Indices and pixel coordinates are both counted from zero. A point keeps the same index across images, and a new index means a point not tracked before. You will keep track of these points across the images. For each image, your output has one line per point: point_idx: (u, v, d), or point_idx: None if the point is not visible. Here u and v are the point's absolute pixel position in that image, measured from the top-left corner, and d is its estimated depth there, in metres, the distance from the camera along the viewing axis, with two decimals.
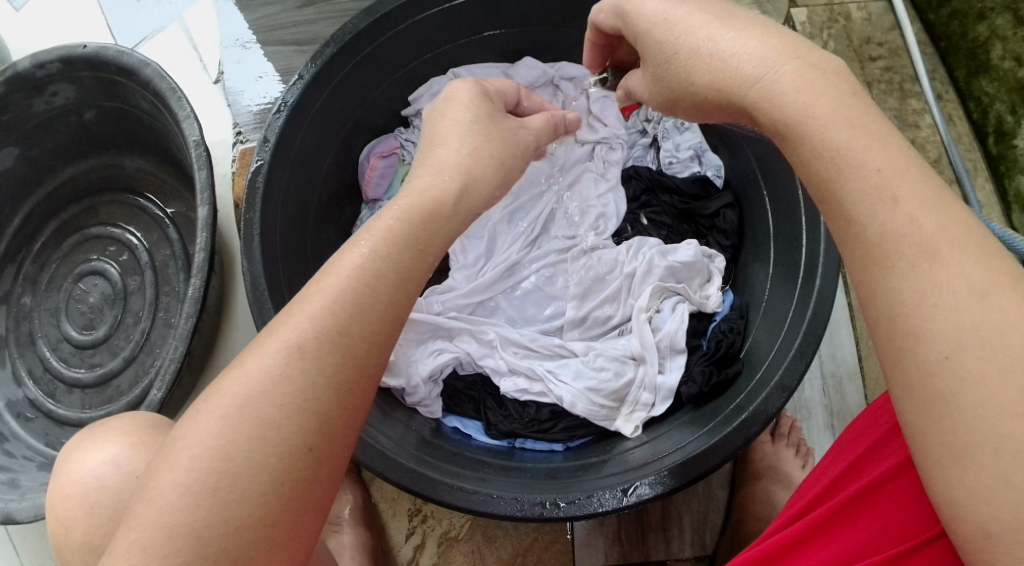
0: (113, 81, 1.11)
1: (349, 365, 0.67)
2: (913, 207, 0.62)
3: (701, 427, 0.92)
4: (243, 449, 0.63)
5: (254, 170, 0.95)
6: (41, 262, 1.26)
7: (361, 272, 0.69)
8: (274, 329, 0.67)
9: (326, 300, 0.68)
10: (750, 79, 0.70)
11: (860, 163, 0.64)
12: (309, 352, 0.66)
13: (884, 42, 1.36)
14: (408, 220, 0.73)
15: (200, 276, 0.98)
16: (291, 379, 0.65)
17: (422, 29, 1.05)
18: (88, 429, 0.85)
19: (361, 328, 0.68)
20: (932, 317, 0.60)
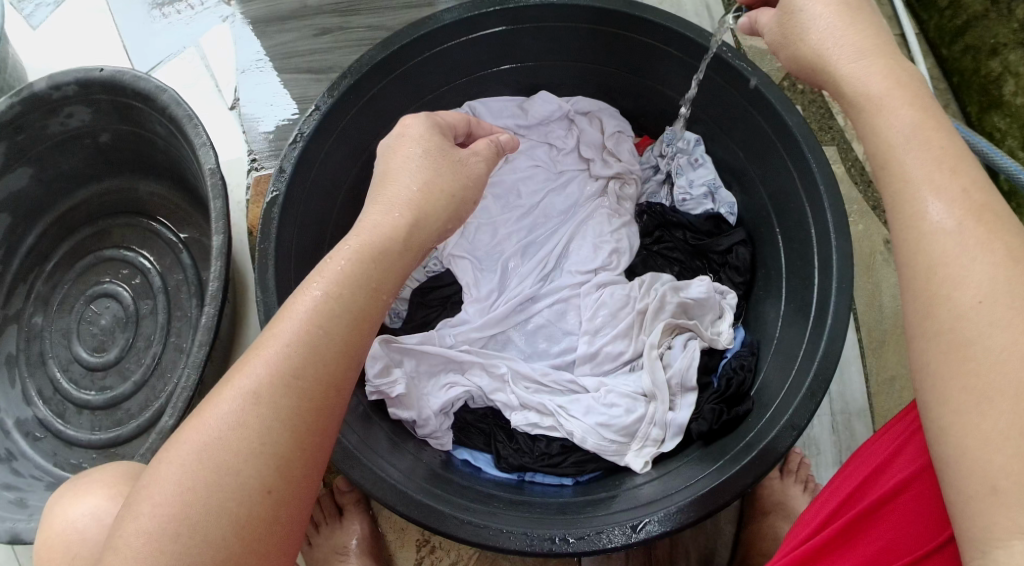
0: (128, 105, 1.11)
1: (305, 408, 0.68)
2: (964, 183, 0.65)
3: (711, 465, 0.92)
4: (203, 496, 0.65)
5: (270, 200, 0.96)
6: (54, 282, 1.26)
7: (315, 315, 0.71)
8: (230, 378, 0.69)
9: (283, 343, 0.69)
10: (846, 58, 0.73)
11: (924, 138, 0.68)
12: (265, 398, 0.67)
13: None
14: (360, 261, 0.74)
15: (214, 304, 0.98)
16: (249, 425, 0.66)
17: (439, 62, 1.06)
18: (73, 483, 0.87)
19: (316, 370, 0.69)
20: (965, 290, 0.62)
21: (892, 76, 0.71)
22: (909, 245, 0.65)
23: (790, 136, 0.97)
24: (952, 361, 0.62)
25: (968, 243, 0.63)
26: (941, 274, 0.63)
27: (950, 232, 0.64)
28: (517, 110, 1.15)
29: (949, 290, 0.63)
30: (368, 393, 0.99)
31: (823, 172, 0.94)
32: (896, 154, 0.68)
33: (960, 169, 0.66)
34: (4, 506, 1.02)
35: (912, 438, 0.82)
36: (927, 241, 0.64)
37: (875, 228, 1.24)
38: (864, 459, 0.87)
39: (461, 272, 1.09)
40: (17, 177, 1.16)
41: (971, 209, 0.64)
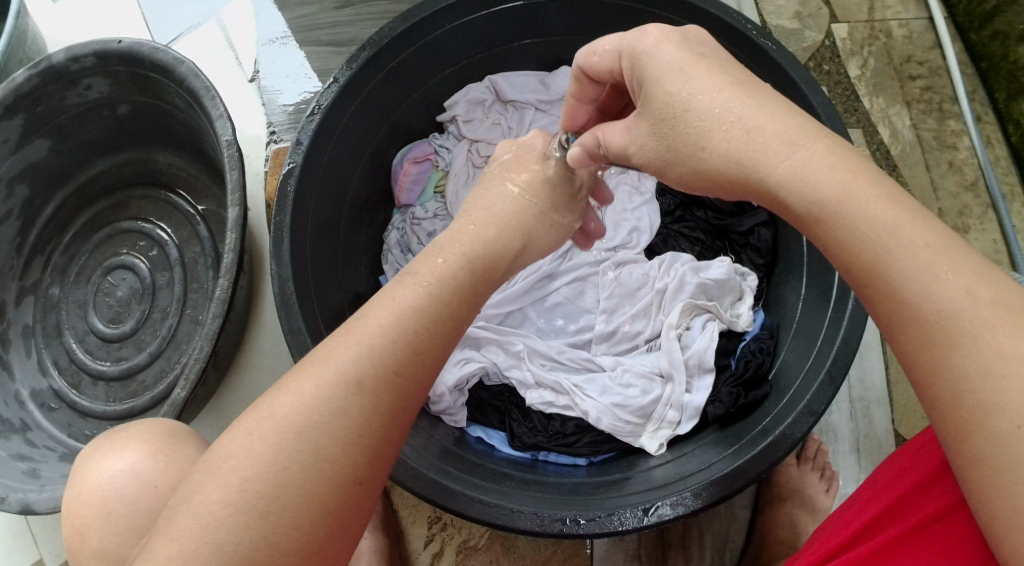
0: (147, 76, 1.11)
1: (401, 400, 0.68)
2: (958, 276, 0.62)
3: (727, 448, 0.92)
4: (278, 471, 0.63)
5: (286, 171, 0.95)
6: (71, 254, 1.27)
7: (419, 310, 0.70)
8: (325, 355, 0.67)
9: (370, 338, 0.68)
10: (781, 154, 0.68)
11: (907, 235, 0.63)
12: (368, 384, 0.66)
13: (925, 61, 1.32)
14: (462, 265, 0.75)
15: (228, 276, 0.97)
16: (348, 409, 0.65)
17: (459, 36, 1.04)
18: (110, 436, 0.84)
19: (418, 365, 0.69)
20: (1006, 385, 0.60)
21: (841, 162, 0.66)
22: (923, 359, 0.63)
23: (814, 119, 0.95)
24: (1003, 455, 0.60)
25: (979, 322, 0.61)
26: (970, 387, 0.61)
27: (972, 344, 0.61)
28: (540, 85, 1.12)
29: (973, 387, 0.61)
30: None
31: None
32: (882, 270, 0.64)
33: (952, 253, 0.63)
34: (17, 476, 1.03)
35: (939, 473, 0.79)
36: (945, 350, 0.62)
37: None
38: (904, 469, 0.83)
39: None
40: (35, 149, 1.16)
41: (970, 294, 0.62)
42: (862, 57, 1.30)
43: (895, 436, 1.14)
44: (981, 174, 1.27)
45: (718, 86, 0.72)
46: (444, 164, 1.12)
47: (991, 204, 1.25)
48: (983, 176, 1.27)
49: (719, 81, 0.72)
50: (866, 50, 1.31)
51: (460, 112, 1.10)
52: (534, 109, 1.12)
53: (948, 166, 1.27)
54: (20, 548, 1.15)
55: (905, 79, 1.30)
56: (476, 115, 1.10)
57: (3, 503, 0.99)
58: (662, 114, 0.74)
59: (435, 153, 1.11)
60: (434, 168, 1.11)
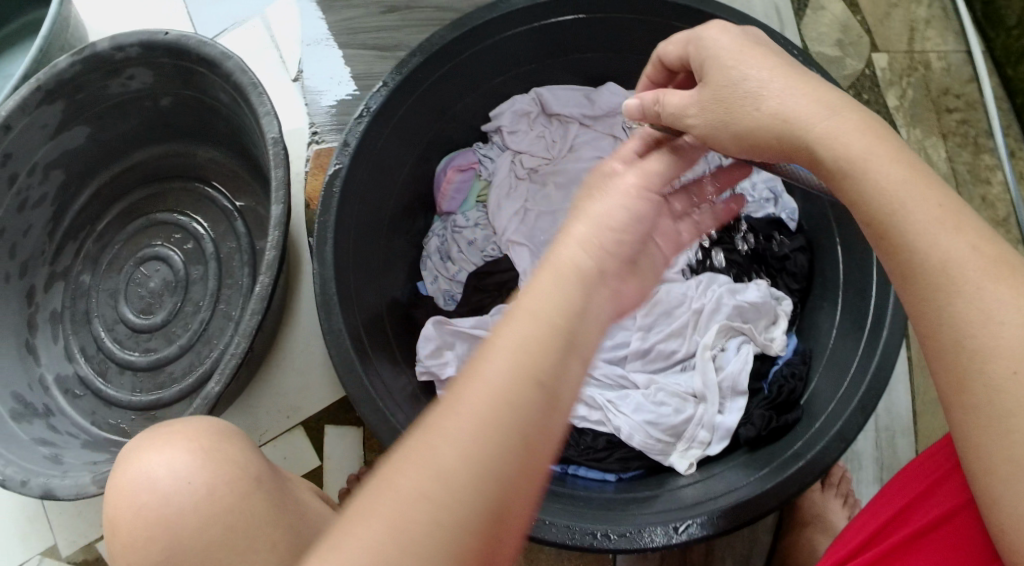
0: (192, 69, 1.11)
1: (515, 460, 0.56)
2: (963, 231, 0.64)
3: (756, 471, 0.92)
4: (396, 558, 0.53)
5: (332, 172, 0.95)
6: (103, 242, 1.27)
7: (524, 350, 0.58)
8: (429, 421, 0.58)
9: (484, 394, 0.57)
10: (817, 115, 0.69)
11: (916, 191, 0.65)
12: (472, 446, 0.55)
13: (961, 94, 1.33)
14: (566, 286, 0.61)
15: (269, 274, 0.96)
16: (451, 478, 0.55)
17: (508, 47, 1.04)
18: (151, 435, 0.73)
19: (525, 417, 0.57)
20: (1001, 330, 0.61)
21: (869, 127, 0.69)
22: (923, 303, 0.64)
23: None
24: (999, 400, 0.60)
25: (979, 269, 0.62)
26: (973, 329, 0.61)
27: (976, 292, 0.62)
28: (585, 100, 1.12)
29: (973, 334, 0.61)
30: (419, 372, 0.99)
31: None
32: (892, 218, 0.66)
33: (955, 214, 0.65)
34: (40, 461, 1.02)
35: (950, 475, 0.78)
36: (948, 297, 0.63)
37: None
38: (923, 469, 0.82)
39: (518, 259, 1.06)
40: (74, 135, 1.17)
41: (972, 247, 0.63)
42: (900, 88, 1.31)
43: None
44: (1013, 210, 1.28)
45: (767, 56, 0.74)
46: (487, 173, 1.11)
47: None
48: (1016, 211, 1.28)
49: (769, 56, 0.74)
50: (905, 81, 1.31)
51: (505, 123, 1.10)
52: (578, 124, 1.12)
53: (981, 200, 1.28)
54: (35, 535, 1.14)
55: (942, 112, 1.31)
56: (521, 126, 1.11)
57: (24, 486, 0.97)
58: (719, 86, 0.74)
59: (479, 162, 1.11)
60: (477, 178, 1.12)
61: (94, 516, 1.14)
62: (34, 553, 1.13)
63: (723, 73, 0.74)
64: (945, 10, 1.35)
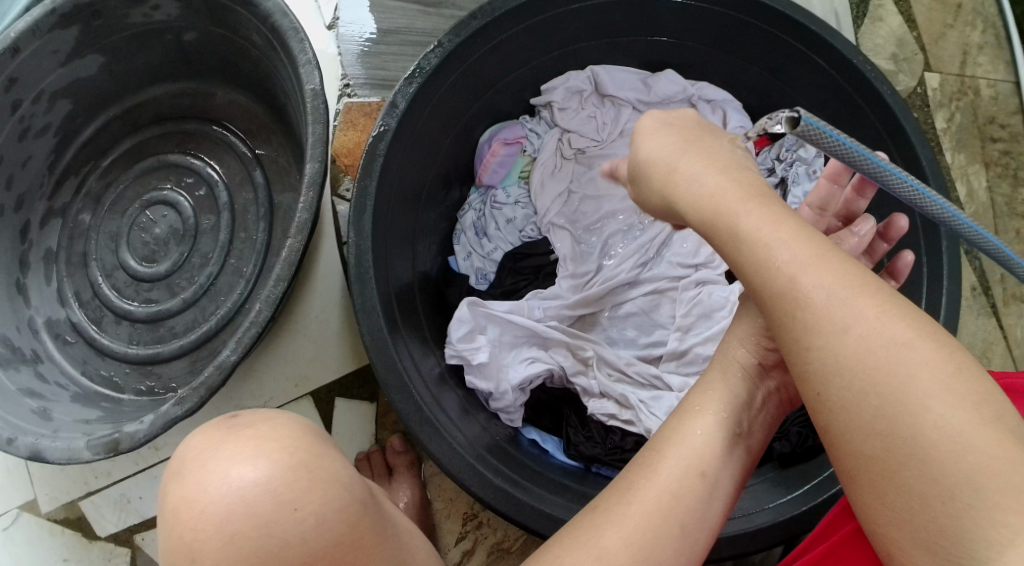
0: (225, 7, 1.03)
1: (693, 530, 0.63)
2: (825, 273, 0.56)
3: (791, 489, 0.89)
4: None
5: (377, 134, 0.88)
6: (108, 181, 1.19)
7: (713, 437, 0.66)
8: (615, 493, 0.64)
9: (659, 486, 0.63)
10: (699, 184, 0.64)
11: (784, 244, 0.58)
12: (662, 516, 0.62)
13: (1007, 125, 1.30)
14: (742, 381, 0.70)
15: (299, 236, 0.90)
16: (639, 545, 0.61)
17: (569, 20, 0.99)
18: (230, 429, 0.61)
19: (708, 496, 0.64)
20: (874, 385, 0.53)
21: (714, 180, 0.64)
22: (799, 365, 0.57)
23: (916, 168, 0.92)
24: (874, 448, 0.54)
25: (860, 307, 0.55)
26: (840, 384, 0.54)
27: (854, 350, 0.54)
28: (641, 85, 1.07)
29: (819, 390, 0.56)
30: (448, 355, 0.94)
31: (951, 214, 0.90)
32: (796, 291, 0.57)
33: (814, 250, 0.58)
34: (26, 415, 0.95)
35: None
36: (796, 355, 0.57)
37: (963, 274, 1.20)
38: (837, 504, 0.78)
39: (559, 243, 1.02)
40: (86, 65, 1.08)
41: (841, 293, 0.55)
42: (949, 111, 1.29)
43: None
44: None
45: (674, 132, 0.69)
46: (533, 149, 1.06)
47: None
48: None
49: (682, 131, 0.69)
50: (954, 104, 1.29)
51: (558, 98, 1.04)
52: (632, 109, 1.07)
53: (1017, 234, 1.26)
54: (12, 486, 1.06)
55: (986, 140, 1.29)
56: (572, 104, 1.05)
57: (10, 444, 0.90)
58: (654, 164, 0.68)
59: (525, 137, 1.07)
60: (522, 154, 1.06)
61: (77, 472, 1.07)
62: (11, 508, 1.06)
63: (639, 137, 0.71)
64: (997, 36, 1.32)
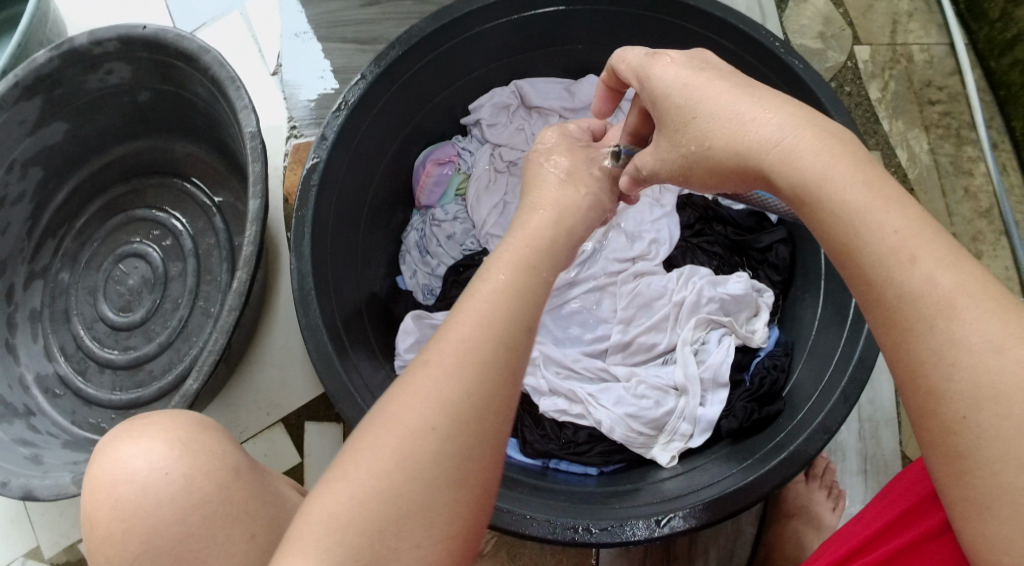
0: (171, 64, 1.09)
1: (501, 385, 0.64)
2: (936, 255, 0.60)
3: (739, 462, 0.91)
4: (406, 479, 0.60)
5: (310, 166, 0.93)
6: (83, 239, 1.26)
7: (510, 300, 0.67)
8: (424, 358, 0.65)
9: (465, 343, 0.64)
10: (775, 130, 0.68)
11: (884, 209, 0.62)
12: (465, 374, 0.63)
13: (944, 86, 1.32)
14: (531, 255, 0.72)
15: (246, 269, 0.95)
16: (449, 403, 0.62)
17: (489, 38, 1.04)
18: (125, 423, 0.74)
19: (515, 351, 0.66)
20: (994, 380, 0.57)
21: (808, 121, 0.68)
22: (896, 348, 0.60)
23: None
24: (1000, 417, 0.57)
25: (959, 287, 0.59)
26: (948, 366, 0.58)
27: (969, 344, 0.58)
28: (565, 93, 1.12)
29: (953, 360, 0.58)
30: (397, 365, 1.00)
31: None
32: (891, 261, 0.61)
33: (918, 217, 0.62)
34: (19, 461, 1.01)
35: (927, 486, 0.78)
36: (916, 327, 0.59)
37: None
38: (890, 502, 0.82)
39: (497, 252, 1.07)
40: (52, 132, 1.15)
41: (949, 264, 0.59)
42: (882, 80, 1.31)
43: (903, 458, 1.13)
44: (996, 201, 1.27)
45: (718, 78, 0.74)
46: (466, 166, 1.13)
47: (1005, 232, 1.25)
48: (999, 203, 1.27)
49: (720, 76, 0.74)
50: (887, 73, 1.32)
51: (485, 115, 1.11)
52: (558, 117, 1.12)
53: (964, 191, 1.28)
54: (17, 535, 1.13)
55: (924, 104, 1.31)
56: (500, 119, 1.12)
57: (4, 488, 0.96)
58: (675, 117, 0.75)
59: (457, 156, 1.13)
60: (456, 171, 1.12)
61: (74, 516, 1.13)
62: (17, 556, 1.12)
63: (649, 77, 0.78)
64: (926, 3, 1.35)
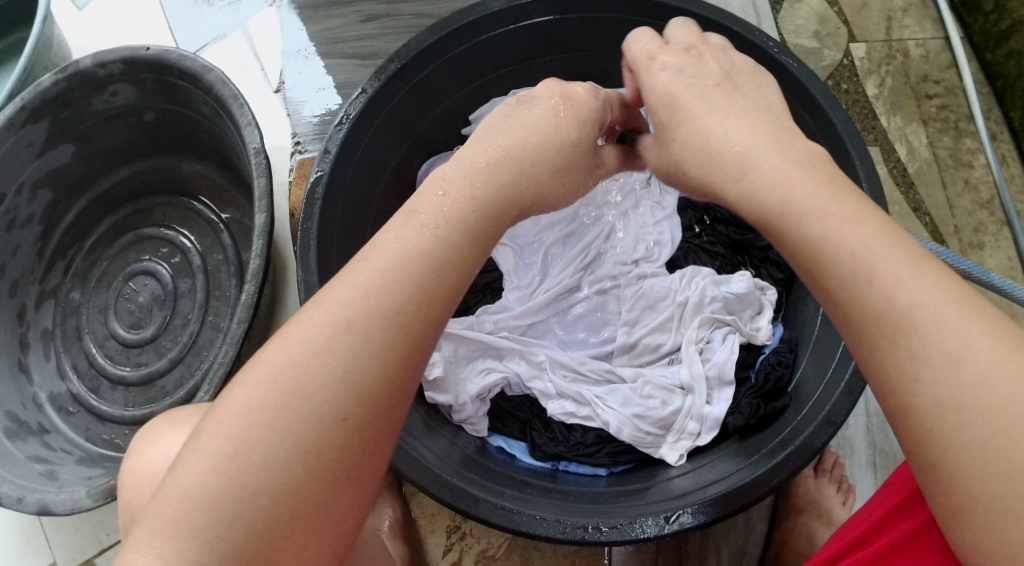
0: (174, 84, 1.11)
1: (394, 342, 0.63)
2: (897, 272, 0.60)
3: (746, 458, 0.91)
4: (274, 428, 0.60)
5: (314, 180, 0.95)
6: (92, 259, 1.28)
7: (424, 250, 0.66)
8: (319, 300, 0.64)
9: (363, 293, 0.64)
10: (742, 154, 0.69)
11: (849, 226, 0.62)
12: (355, 326, 0.63)
13: (941, 80, 1.33)
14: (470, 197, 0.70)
15: (254, 282, 0.96)
16: (331, 351, 0.62)
17: (486, 49, 1.05)
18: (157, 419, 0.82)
19: (417, 304, 0.64)
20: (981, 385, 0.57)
21: (772, 142, 0.69)
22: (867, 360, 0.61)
23: (836, 141, 0.96)
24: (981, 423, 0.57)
25: (920, 304, 0.59)
26: (915, 369, 0.59)
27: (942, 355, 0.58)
28: None
29: (916, 370, 0.59)
30: None
31: (868, 175, 0.93)
32: (855, 279, 0.61)
33: (878, 235, 0.62)
34: (34, 477, 1.03)
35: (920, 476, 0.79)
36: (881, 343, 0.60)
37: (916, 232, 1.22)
38: (888, 493, 0.82)
39: (502, 259, 1.12)
40: (59, 154, 1.17)
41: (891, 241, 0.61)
42: (879, 77, 1.32)
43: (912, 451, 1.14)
44: (996, 193, 1.28)
45: (700, 99, 0.74)
46: None
47: (1006, 222, 1.25)
48: (999, 194, 1.27)
49: (702, 96, 0.74)
50: (884, 69, 1.32)
51: None
52: None
53: (965, 183, 1.28)
54: (34, 552, 1.14)
55: (921, 99, 1.31)
56: None
57: (20, 503, 0.98)
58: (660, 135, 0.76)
59: None
60: None
61: (91, 531, 1.14)
62: None
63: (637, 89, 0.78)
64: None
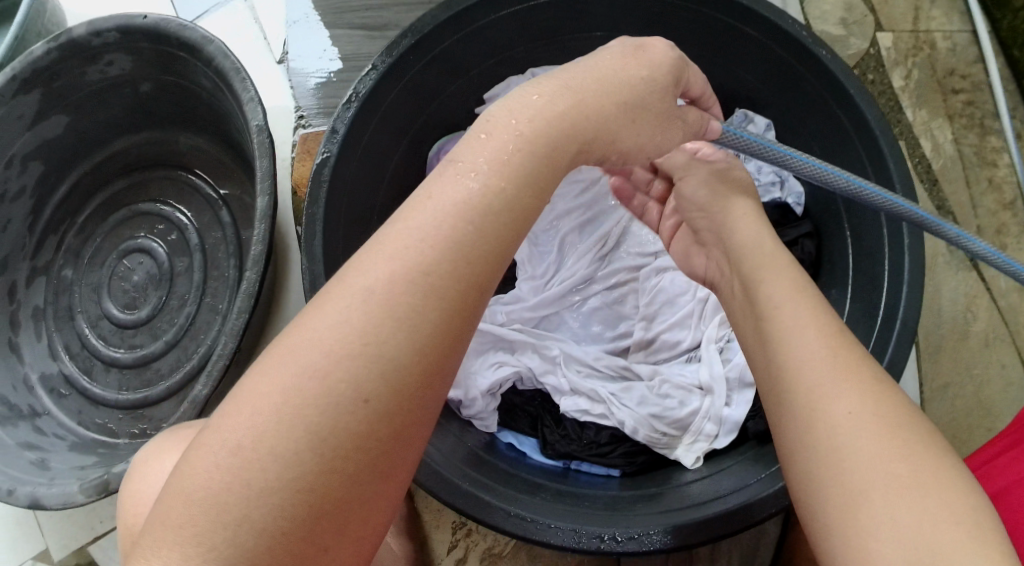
0: (171, 54, 1.05)
1: (429, 314, 0.58)
2: (871, 427, 0.61)
3: (767, 467, 0.86)
4: (295, 414, 0.56)
5: (320, 161, 0.90)
6: (85, 235, 1.22)
7: (463, 210, 0.61)
8: (344, 275, 0.60)
9: (391, 263, 0.59)
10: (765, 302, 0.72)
11: (832, 378, 0.64)
12: (387, 298, 0.58)
13: (968, 75, 1.29)
14: (527, 151, 0.64)
15: (256, 268, 0.92)
16: (354, 327, 0.57)
17: (503, 27, 1.00)
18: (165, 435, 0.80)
19: (454, 269, 0.60)
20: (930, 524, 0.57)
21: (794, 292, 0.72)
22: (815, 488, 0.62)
23: (869, 137, 0.92)
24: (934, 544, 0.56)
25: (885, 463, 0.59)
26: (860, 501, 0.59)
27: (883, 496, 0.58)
28: None
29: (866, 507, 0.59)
30: None
31: (901, 173, 0.89)
32: (817, 414, 0.63)
33: (869, 394, 0.63)
34: (23, 465, 0.99)
35: None
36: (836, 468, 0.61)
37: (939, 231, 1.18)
38: None
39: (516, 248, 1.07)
40: (52, 125, 1.12)
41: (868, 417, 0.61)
42: (905, 69, 1.28)
43: None
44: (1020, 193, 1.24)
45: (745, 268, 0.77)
46: None
47: None
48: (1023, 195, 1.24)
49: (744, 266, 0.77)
50: (910, 61, 1.28)
51: None
52: None
53: (988, 183, 1.25)
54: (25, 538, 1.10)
55: (947, 93, 1.27)
56: None
57: (11, 494, 0.94)
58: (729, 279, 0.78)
59: None
60: None
61: (83, 520, 1.10)
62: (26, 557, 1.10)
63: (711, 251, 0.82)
64: None
